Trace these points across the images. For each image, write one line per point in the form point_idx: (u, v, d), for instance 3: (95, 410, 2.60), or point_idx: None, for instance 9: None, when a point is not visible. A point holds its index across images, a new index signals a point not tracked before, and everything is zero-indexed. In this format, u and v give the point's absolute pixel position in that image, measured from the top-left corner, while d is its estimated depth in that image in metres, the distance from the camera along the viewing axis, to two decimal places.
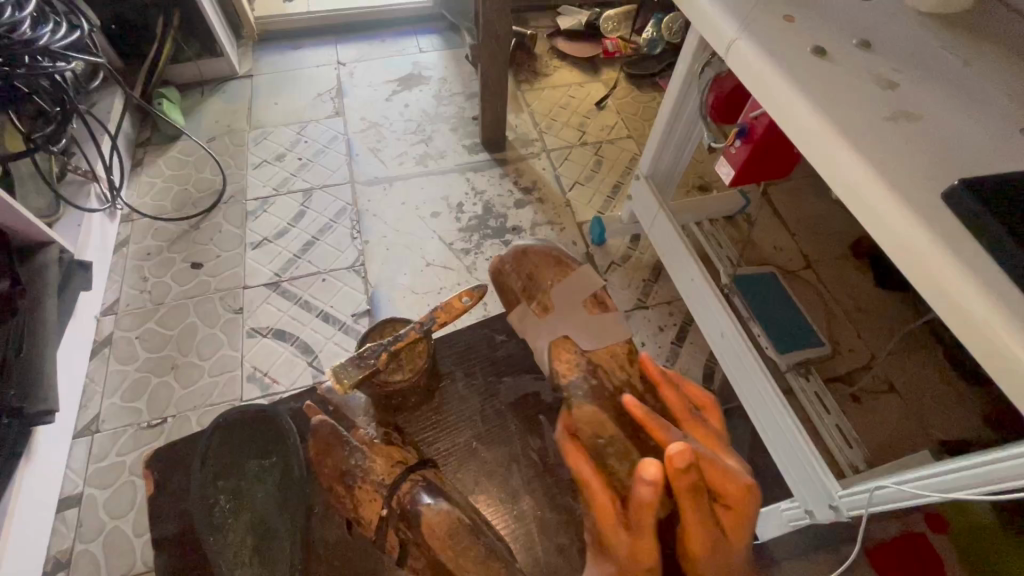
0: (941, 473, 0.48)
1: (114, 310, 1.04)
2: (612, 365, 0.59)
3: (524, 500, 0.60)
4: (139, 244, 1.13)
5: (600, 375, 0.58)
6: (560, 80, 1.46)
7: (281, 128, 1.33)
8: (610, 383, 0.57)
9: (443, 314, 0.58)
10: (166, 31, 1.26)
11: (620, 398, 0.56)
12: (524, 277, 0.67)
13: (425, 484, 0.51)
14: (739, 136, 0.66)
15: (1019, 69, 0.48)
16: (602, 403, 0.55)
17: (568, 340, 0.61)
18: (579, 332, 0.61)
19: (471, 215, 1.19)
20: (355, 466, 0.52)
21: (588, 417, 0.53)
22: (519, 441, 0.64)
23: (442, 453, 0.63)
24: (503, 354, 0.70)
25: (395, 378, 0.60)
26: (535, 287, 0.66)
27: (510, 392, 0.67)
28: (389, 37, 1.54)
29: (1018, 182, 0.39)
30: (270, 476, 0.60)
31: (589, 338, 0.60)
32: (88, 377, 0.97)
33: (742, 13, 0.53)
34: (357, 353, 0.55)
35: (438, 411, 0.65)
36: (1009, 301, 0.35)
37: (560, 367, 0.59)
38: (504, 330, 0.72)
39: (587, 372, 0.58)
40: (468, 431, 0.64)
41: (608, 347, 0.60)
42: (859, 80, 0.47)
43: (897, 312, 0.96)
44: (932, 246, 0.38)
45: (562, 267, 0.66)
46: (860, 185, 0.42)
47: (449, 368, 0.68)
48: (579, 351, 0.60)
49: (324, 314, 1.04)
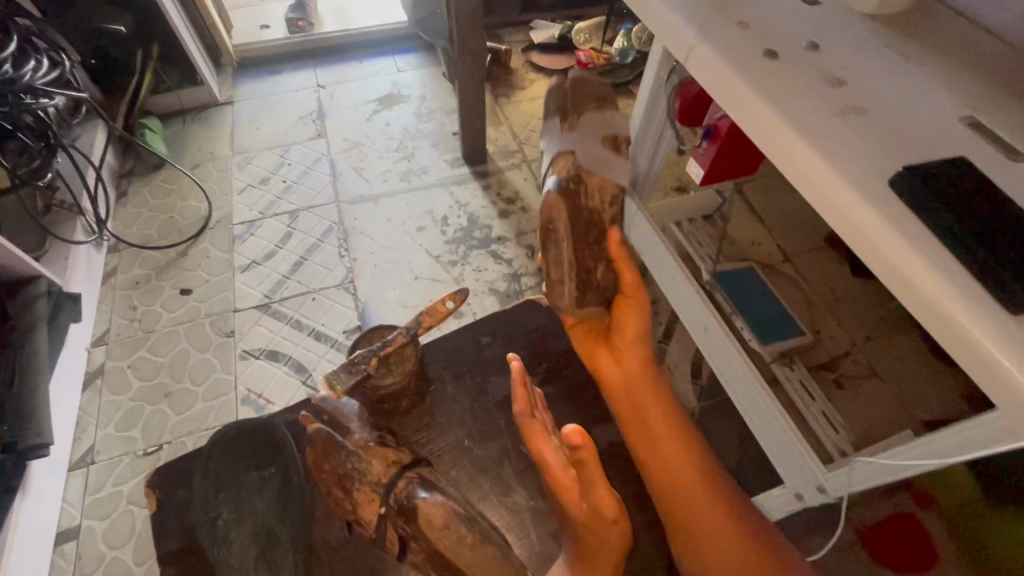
0: (924, 447, 0.51)
1: (105, 341, 1.04)
2: (596, 193, 0.57)
3: (518, 493, 0.62)
4: (127, 273, 1.13)
5: (580, 186, 0.57)
6: (536, 92, 1.49)
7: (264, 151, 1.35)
8: (586, 202, 0.57)
9: (428, 317, 0.60)
10: (146, 63, 1.29)
11: (585, 221, 0.58)
12: (565, 96, 0.62)
13: (420, 481, 0.52)
14: (706, 137, 0.70)
15: (956, 62, 0.51)
16: (574, 206, 0.57)
17: (569, 154, 0.58)
18: (585, 156, 0.58)
19: (456, 228, 1.21)
20: (353, 469, 0.53)
21: (552, 208, 0.56)
22: (511, 434, 0.65)
23: (436, 453, 0.64)
24: (489, 355, 0.71)
25: (385, 381, 0.61)
26: (573, 105, 0.61)
27: (497, 391, 0.68)
28: (366, 59, 1.57)
29: (956, 168, 0.42)
30: (268, 489, 0.61)
31: (593, 166, 0.57)
32: (81, 409, 0.97)
33: (699, 20, 0.56)
34: (348, 360, 0.57)
35: (429, 414, 0.66)
36: (955, 278, 0.38)
37: (554, 167, 0.58)
38: (489, 331, 0.73)
39: (573, 181, 0.57)
40: (459, 430, 0.66)
41: (603, 179, 0.58)
42: (810, 79, 0.50)
43: (872, 298, 1.00)
44: (884, 231, 0.41)
45: (603, 100, 0.61)
46: (816, 177, 0.45)
47: (439, 372, 0.70)
48: (579, 168, 0.57)
49: (316, 333, 1.05)
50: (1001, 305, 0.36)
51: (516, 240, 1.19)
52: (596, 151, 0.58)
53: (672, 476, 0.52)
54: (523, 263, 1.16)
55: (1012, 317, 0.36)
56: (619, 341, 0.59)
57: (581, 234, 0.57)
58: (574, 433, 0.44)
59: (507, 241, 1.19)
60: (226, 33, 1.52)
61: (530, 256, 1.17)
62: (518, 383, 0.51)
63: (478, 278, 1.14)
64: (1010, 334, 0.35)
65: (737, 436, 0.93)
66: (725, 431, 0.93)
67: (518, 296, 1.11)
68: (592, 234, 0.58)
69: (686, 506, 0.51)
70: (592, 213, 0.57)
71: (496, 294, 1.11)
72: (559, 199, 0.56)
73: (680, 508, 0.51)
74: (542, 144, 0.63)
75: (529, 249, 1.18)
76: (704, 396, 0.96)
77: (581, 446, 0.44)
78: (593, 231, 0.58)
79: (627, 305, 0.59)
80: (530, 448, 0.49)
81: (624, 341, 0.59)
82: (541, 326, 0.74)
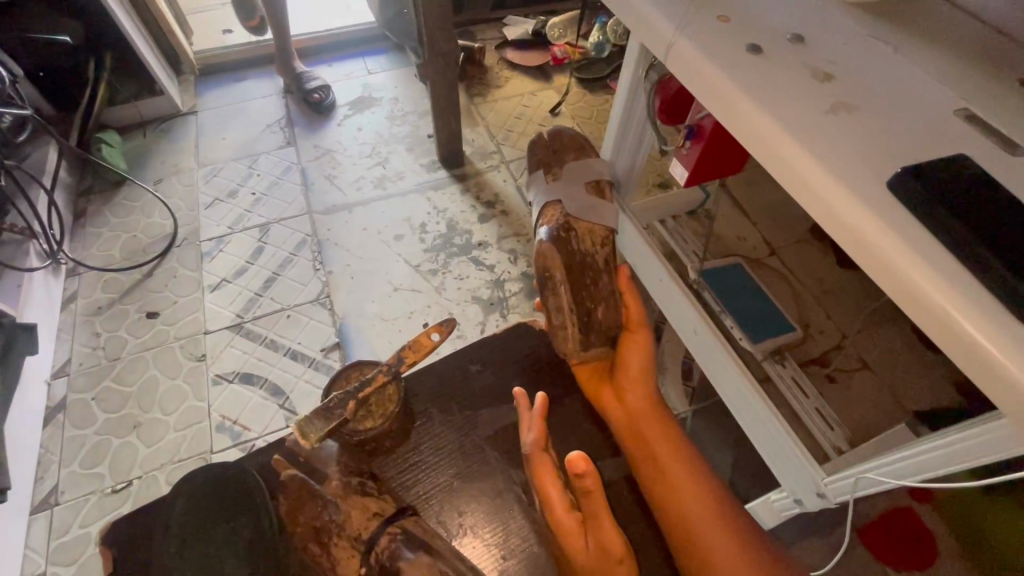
0: (944, 443, 0.47)
1: (66, 372, 0.99)
2: (586, 236, 0.68)
3: (514, 537, 0.55)
4: (88, 298, 1.08)
5: (568, 230, 0.68)
6: (512, 90, 1.45)
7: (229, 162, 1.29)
8: (577, 244, 0.67)
9: (412, 352, 0.58)
10: (99, 74, 1.22)
11: (575, 259, 0.66)
12: (551, 153, 0.79)
13: (404, 537, 0.49)
14: (689, 137, 0.67)
15: (946, 51, 0.49)
16: (565, 249, 0.66)
17: (557, 205, 0.71)
18: (570, 202, 0.71)
19: (435, 235, 1.17)
20: (329, 521, 0.51)
21: (543, 252, 0.65)
22: (503, 474, 0.58)
23: (422, 497, 0.57)
24: (479, 386, 0.64)
25: (365, 426, 0.58)
26: (558, 163, 0.77)
27: (488, 425, 0.61)
28: (335, 61, 1.52)
29: (954, 166, 0.40)
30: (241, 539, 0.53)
31: (577, 209, 0.70)
32: (43, 447, 0.91)
33: (679, 15, 0.53)
34: (322, 406, 0.54)
35: (414, 452, 0.59)
36: (963, 286, 0.35)
37: (545, 218, 0.71)
38: (477, 359, 0.66)
39: (562, 226, 0.68)
40: (447, 469, 0.59)
41: (591, 225, 0.69)
42: (796, 74, 0.47)
43: (861, 289, 0.98)
44: (884, 236, 0.38)
45: (583, 154, 0.78)
46: (812, 180, 0.42)
47: (423, 406, 0.62)
48: (564, 214, 0.70)
49: (292, 352, 1.01)
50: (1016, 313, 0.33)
51: (497, 245, 1.16)
52: (580, 193, 0.72)
53: (683, 514, 0.49)
54: (506, 269, 1.12)
55: None
56: (626, 379, 0.58)
57: (574, 276, 0.64)
58: (577, 460, 0.43)
59: (488, 247, 1.16)
60: (186, 39, 1.45)
61: (513, 261, 1.14)
62: (540, 416, 0.50)
63: (459, 286, 1.10)
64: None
65: (731, 440, 0.91)
66: (719, 436, 0.91)
67: (502, 304, 1.08)
68: (587, 274, 0.65)
69: (699, 544, 0.47)
70: (584, 253, 0.66)
71: (479, 303, 1.08)
72: (550, 246, 0.65)
73: (694, 545, 0.47)
74: (532, 197, 0.76)
75: (511, 254, 1.14)
76: (695, 399, 0.94)
77: (584, 473, 0.43)
78: (588, 273, 0.65)
79: (634, 343, 0.60)
80: (536, 483, 0.48)
81: (628, 377, 0.58)
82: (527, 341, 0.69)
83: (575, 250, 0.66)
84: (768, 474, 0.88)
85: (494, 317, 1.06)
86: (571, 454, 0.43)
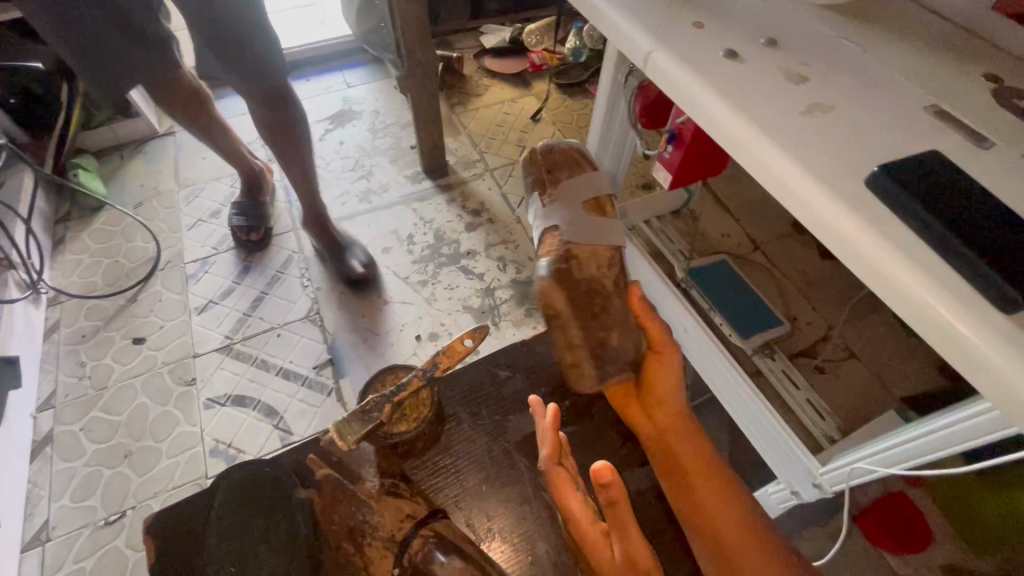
0: (942, 425, 0.47)
1: (52, 404, 0.97)
2: (587, 261, 0.64)
3: (540, 543, 0.55)
4: (71, 327, 1.06)
5: (573, 261, 0.64)
6: (492, 98, 1.46)
7: (266, 233, 1.16)
8: (582, 272, 0.63)
9: (446, 358, 0.56)
10: (71, 97, 1.21)
11: (583, 286, 0.62)
12: (545, 169, 0.73)
13: (437, 541, 0.48)
14: (670, 142, 0.68)
15: (913, 49, 0.51)
16: (569, 278, 0.63)
17: (554, 231, 0.67)
18: (570, 225, 0.66)
19: (423, 246, 1.17)
20: (363, 521, 0.50)
21: (550, 290, 0.63)
22: (530, 480, 0.58)
23: (454, 499, 0.58)
24: (509, 392, 0.65)
25: (400, 429, 0.59)
26: (551, 179, 0.72)
27: (516, 431, 0.62)
28: (314, 75, 1.52)
29: (928, 161, 0.41)
30: (277, 532, 0.50)
31: (576, 232, 0.66)
32: (31, 482, 0.89)
33: (655, 25, 0.53)
34: (359, 409, 0.53)
35: (445, 455, 0.60)
36: (943, 280, 0.36)
37: (544, 248, 0.68)
38: (507, 364, 0.68)
39: (563, 256, 0.65)
40: (477, 474, 0.59)
41: (591, 246, 0.65)
42: (772, 77, 0.49)
43: (844, 280, 1.00)
44: (865, 234, 0.39)
45: (577, 167, 0.72)
46: (793, 182, 0.43)
47: (454, 410, 0.63)
48: (563, 241, 0.66)
49: (284, 371, 1.00)
50: (993, 305, 0.35)
51: (486, 253, 1.16)
52: (579, 215, 0.67)
53: (710, 518, 0.49)
54: (496, 277, 1.13)
55: (1008, 317, 0.34)
56: (652, 398, 0.57)
57: (582, 304, 0.61)
58: (602, 470, 0.41)
59: (477, 256, 1.16)
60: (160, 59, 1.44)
61: (503, 268, 1.14)
62: (551, 428, 0.51)
63: (450, 296, 1.10)
64: (1010, 338, 0.33)
65: (727, 435, 0.92)
66: (715, 433, 0.93)
67: (494, 312, 1.08)
68: (596, 304, 0.61)
69: (732, 548, 0.47)
70: (590, 279, 0.63)
71: (470, 312, 1.08)
72: (553, 277, 0.63)
73: (724, 551, 0.48)
74: (534, 218, 0.73)
75: (500, 262, 1.15)
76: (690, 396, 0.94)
77: (610, 483, 0.41)
78: (596, 298, 0.61)
79: (656, 361, 0.59)
80: (556, 497, 0.48)
81: (653, 399, 0.57)
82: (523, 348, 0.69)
83: (581, 275, 0.63)
84: (765, 468, 0.89)
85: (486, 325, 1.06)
86: (595, 464, 0.42)
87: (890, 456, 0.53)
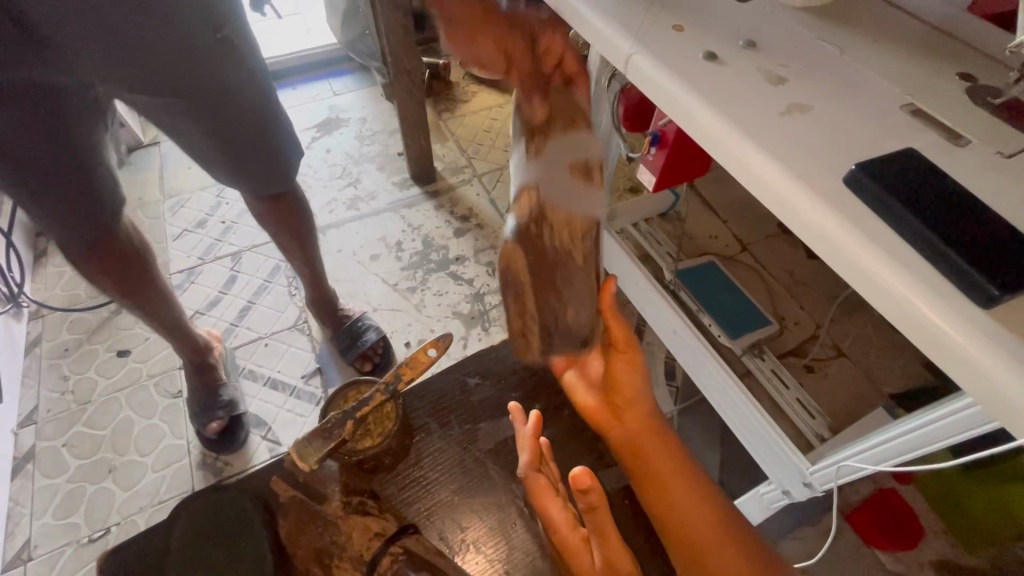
0: (925, 423, 0.47)
1: (33, 420, 0.95)
2: (561, 230, 0.52)
3: (517, 552, 0.54)
4: (54, 340, 1.04)
5: (543, 227, 0.52)
6: (480, 104, 1.46)
7: (230, 420, 0.90)
8: (549, 242, 0.52)
9: (409, 369, 0.55)
10: None
11: (548, 259, 0.52)
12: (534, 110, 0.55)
13: (406, 558, 0.48)
14: (653, 144, 0.68)
15: (890, 50, 0.51)
16: (533, 247, 0.52)
17: (531, 187, 0.53)
18: (550, 187, 0.52)
19: (412, 252, 1.17)
20: (331, 544, 0.49)
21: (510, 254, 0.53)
22: (503, 487, 0.58)
23: (424, 513, 0.57)
24: (478, 399, 0.65)
25: (364, 445, 0.58)
26: (539, 125, 0.55)
27: (487, 439, 0.62)
28: (300, 84, 1.51)
29: (905, 160, 0.41)
30: (242, 564, 0.48)
31: (555, 196, 0.52)
32: (11, 500, 0.87)
33: (634, 28, 0.54)
34: (319, 427, 0.51)
35: (416, 467, 0.59)
36: (920, 274, 0.36)
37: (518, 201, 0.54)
38: (476, 371, 0.67)
39: (534, 220, 0.52)
40: (449, 486, 0.58)
41: (569, 214, 0.52)
42: (751, 78, 0.49)
43: (832, 280, 1.01)
44: (844, 230, 0.39)
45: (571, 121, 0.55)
46: (773, 181, 0.43)
47: (422, 422, 0.63)
48: (540, 202, 0.52)
49: (272, 381, 0.99)
50: (973, 299, 0.35)
51: (475, 258, 1.16)
52: (562, 183, 0.53)
53: (686, 526, 0.48)
54: (485, 282, 1.13)
55: (986, 312, 0.34)
56: (621, 398, 0.56)
57: (545, 279, 0.52)
58: (581, 476, 0.41)
59: (466, 261, 1.16)
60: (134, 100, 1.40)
61: (492, 273, 1.14)
62: (533, 434, 0.49)
63: (440, 302, 1.09)
64: (990, 334, 0.33)
65: (718, 435, 0.92)
66: (707, 433, 0.93)
67: (483, 317, 1.08)
68: (559, 275, 0.53)
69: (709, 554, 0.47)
70: (560, 251, 0.52)
71: (460, 318, 1.07)
72: (516, 243, 0.53)
73: (704, 562, 0.47)
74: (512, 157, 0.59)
75: (489, 267, 1.15)
76: (680, 398, 0.95)
77: (589, 488, 0.41)
78: (559, 272, 0.53)
79: (618, 360, 0.56)
80: (535, 505, 0.47)
81: (622, 399, 0.55)
82: (510, 353, 0.68)
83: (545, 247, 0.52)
84: (756, 468, 0.89)
85: (476, 331, 1.06)
86: (575, 470, 0.41)
87: (876, 453, 0.53)
